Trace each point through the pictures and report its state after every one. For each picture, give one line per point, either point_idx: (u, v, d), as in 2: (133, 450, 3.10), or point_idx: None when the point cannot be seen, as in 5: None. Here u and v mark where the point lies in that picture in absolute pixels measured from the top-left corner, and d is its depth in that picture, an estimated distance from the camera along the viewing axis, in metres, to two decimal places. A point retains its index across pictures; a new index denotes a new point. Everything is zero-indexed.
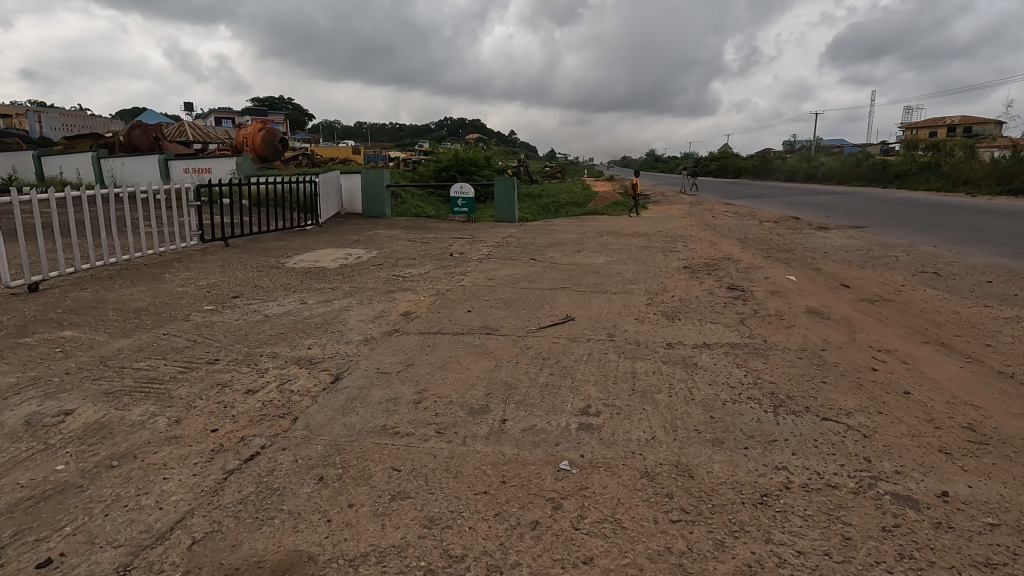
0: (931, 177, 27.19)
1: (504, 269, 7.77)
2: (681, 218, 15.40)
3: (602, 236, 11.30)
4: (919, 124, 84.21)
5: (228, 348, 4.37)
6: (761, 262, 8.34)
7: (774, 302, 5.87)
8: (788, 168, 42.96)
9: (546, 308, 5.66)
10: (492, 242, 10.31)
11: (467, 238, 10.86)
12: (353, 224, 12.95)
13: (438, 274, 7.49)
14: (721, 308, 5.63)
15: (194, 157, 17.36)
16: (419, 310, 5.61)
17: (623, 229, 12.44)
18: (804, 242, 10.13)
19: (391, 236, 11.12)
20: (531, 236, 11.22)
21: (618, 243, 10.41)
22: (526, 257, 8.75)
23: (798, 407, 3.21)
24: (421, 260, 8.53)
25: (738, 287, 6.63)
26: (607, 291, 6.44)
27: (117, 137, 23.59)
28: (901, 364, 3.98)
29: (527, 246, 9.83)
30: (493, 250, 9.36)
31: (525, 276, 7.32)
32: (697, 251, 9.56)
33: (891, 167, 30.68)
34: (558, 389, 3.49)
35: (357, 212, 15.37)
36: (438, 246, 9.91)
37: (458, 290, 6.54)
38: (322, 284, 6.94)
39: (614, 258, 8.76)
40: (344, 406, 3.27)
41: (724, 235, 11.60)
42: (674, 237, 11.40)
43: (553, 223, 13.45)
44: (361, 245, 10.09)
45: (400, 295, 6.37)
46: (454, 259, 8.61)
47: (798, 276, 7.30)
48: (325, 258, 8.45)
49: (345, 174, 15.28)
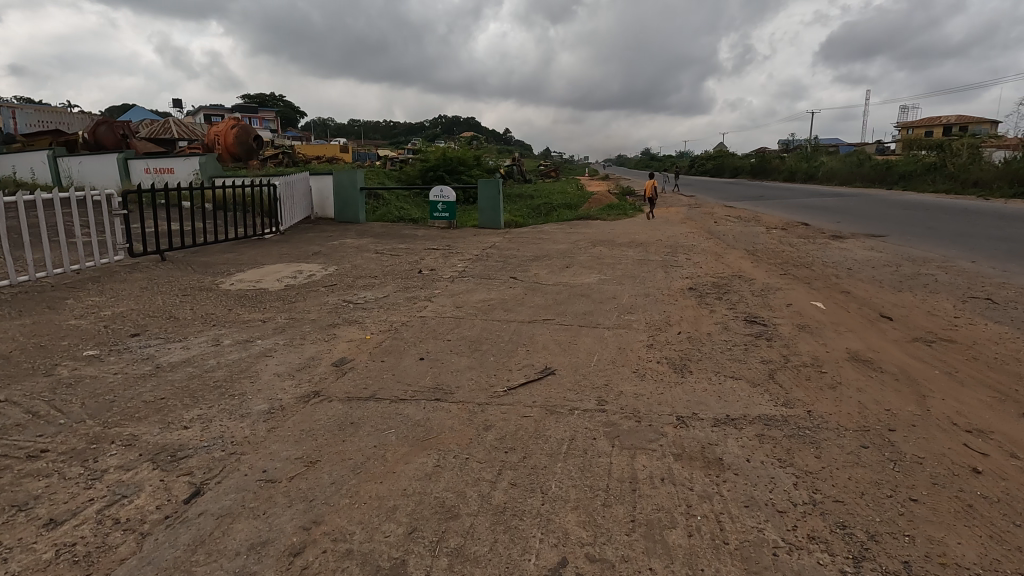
0: (937, 179, 26.16)
1: (478, 292, 6.59)
2: (680, 224, 14.27)
3: (595, 247, 10.15)
4: (916, 123, 83.45)
5: (71, 431, 3.16)
6: (778, 282, 7.20)
7: (806, 343, 4.71)
8: (787, 168, 41.90)
9: (520, 352, 4.48)
10: (470, 255, 9.14)
11: (443, 249, 9.67)
12: (322, 232, 11.75)
13: (398, 299, 6.32)
14: (742, 353, 4.45)
15: (154, 156, 16.02)
16: (359, 357, 4.41)
17: (617, 238, 11.26)
18: (821, 257, 9.02)
19: (359, 247, 9.94)
20: (514, 247, 10.05)
21: (613, 256, 9.26)
22: (506, 274, 7.58)
23: (891, 566, 2.05)
24: (385, 279, 7.36)
25: (757, 319, 5.46)
26: (597, 325, 5.28)
27: (83, 134, 22.25)
28: (1012, 459, 2.82)
29: (510, 260, 8.66)
30: (469, 265, 8.19)
31: (501, 302, 6.15)
32: (702, 267, 8.42)
33: (895, 168, 29.65)
34: (520, 521, 2.31)
35: (329, 216, 14.15)
36: (409, 259, 8.73)
37: (416, 323, 5.36)
38: (255, 313, 5.75)
39: (607, 276, 7.60)
40: (177, 565, 2.08)
41: (730, 245, 10.45)
42: (674, 247, 10.26)
43: (541, 230, 12.31)
44: (321, 258, 8.90)
45: (344, 330, 5.19)
46: (422, 278, 7.44)
47: (825, 302, 6.17)
48: (272, 276, 7.26)
49: (316, 176, 14.06)
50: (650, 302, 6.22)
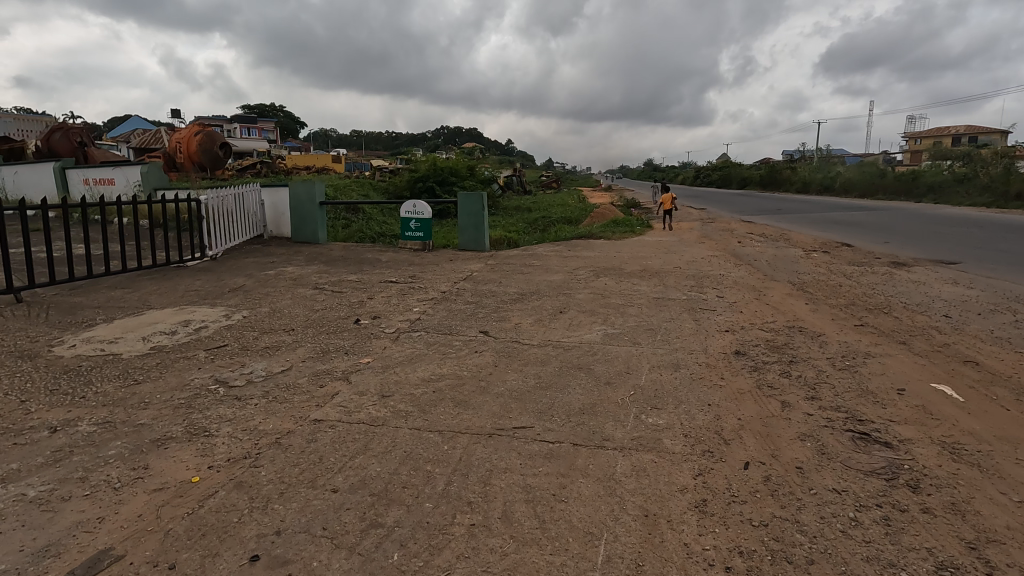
0: (970, 192, 24.00)
1: (424, 364, 4.43)
2: (698, 245, 12.17)
3: (599, 279, 7.99)
4: (925, 135, 81.62)
5: None
6: (858, 342, 5.05)
7: (994, 506, 2.54)
8: (799, 178, 39.79)
9: (457, 539, 2.32)
10: (436, 292, 7.02)
11: (404, 283, 7.57)
12: (264, 257, 9.62)
13: (300, 378, 4.15)
14: (888, 545, 2.27)
15: (91, 164, 13.96)
16: (135, 550, 2.24)
17: (625, 265, 9.14)
18: (895, 296, 6.88)
19: (299, 278, 7.83)
20: (493, 279, 7.93)
21: (621, 294, 7.10)
22: (473, 328, 5.44)
23: None
24: (301, 336, 5.21)
25: (872, 432, 3.28)
26: (602, 446, 3.11)
27: (36, 141, 20.32)
28: None
29: (485, 302, 6.51)
30: (427, 311, 6.06)
31: (454, 386, 3.98)
32: (743, 311, 6.29)
33: (922, 179, 27.42)
34: None
35: (286, 236, 12.03)
36: (351, 300, 6.61)
37: (300, 438, 3.20)
38: (56, 412, 3.59)
39: (617, 330, 5.44)
40: None
41: (768, 276, 8.28)
42: (698, 280, 8.11)
43: (533, 254, 10.22)
44: (239, 296, 6.77)
45: (170, 456, 3.02)
46: (355, 334, 5.30)
47: (953, 385, 4.01)
48: (141, 330, 5.14)
49: (269, 188, 11.97)
50: (684, 386, 4.05)
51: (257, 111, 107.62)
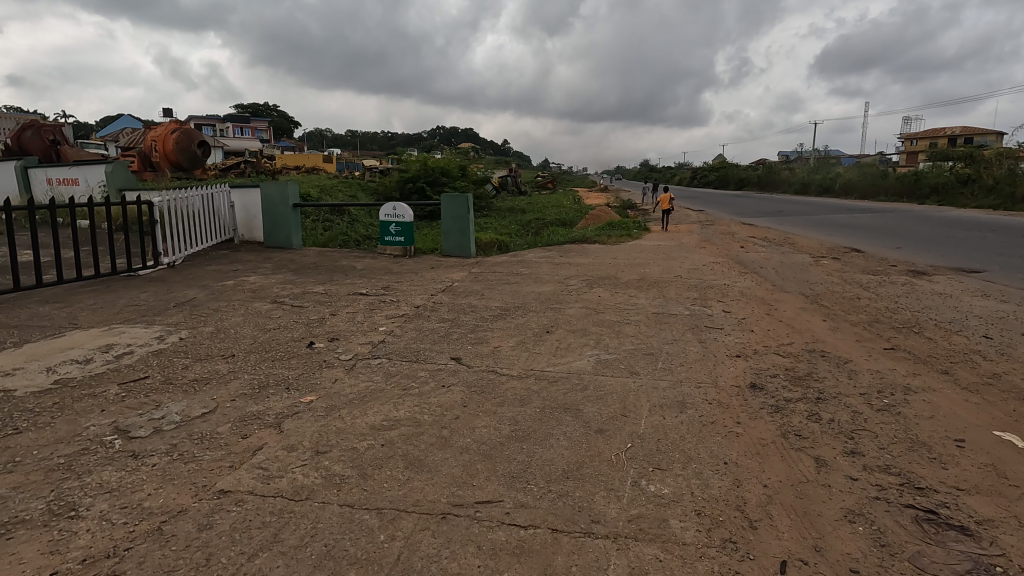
0: (975, 195, 23.37)
1: (378, 405, 3.66)
2: (699, 250, 11.44)
3: (592, 291, 7.23)
4: (921, 136, 81.21)
5: None
6: (894, 372, 4.31)
7: None
8: (798, 179, 39.13)
9: None
10: (409, 307, 6.25)
11: (375, 296, 6.80)
12: (228, 265, 8.83)
13: (221, 425, 3.37)
14: None
15: (53, 164, 13.11)
16: None
17: (621, 274, 8.40)
18: (923, 311, 6.16)
19: (259, 290, 7.04)
20: (475, 291, 7.16)
21: (616, 308, 6.36)
22: (444, 354, 4.67)
23: None
24: (240, 365, 4.43)
25: (939, 508, 2.53)
26: (588, 535, 2.36)
27: (7, 140, 19.44)
28: None
29: (462, 319, 5.74)
30: (394, 332, 5.29)
31: (409, 437, 3.22)
32: (754, 331, 5.56)
33: (925, 180, 26.80)
34: None
35: (258, 241, 11.22)
36: (311, 317, 5.83)
37: (190, 522, 2.42)
38: None
39: (611, 356, 4.68)
40: None
41: (777, 287, 7.57)
42: (701, 291, 7.37)
43: (521, 261, 9.46)
44: (185, 312, 5.98)
45: (5, 554, 2.24)
46: (305, 362, 4.53)
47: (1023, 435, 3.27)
48: (49, 359, 4.35)
49: (239, 189, 11.15)
50: (693, 436, 3.29)
51: (250, 110, 106.68)
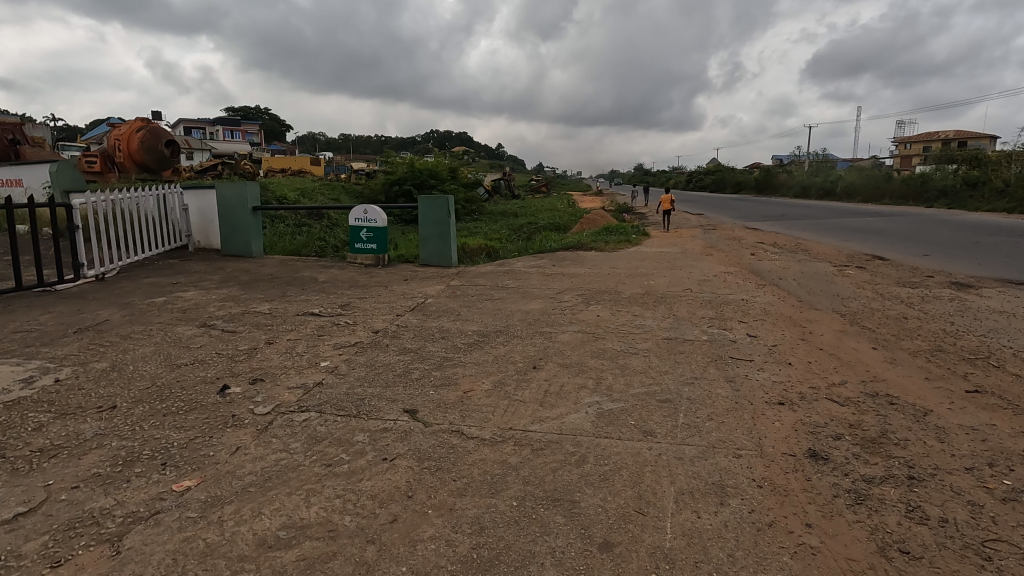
0: (985, 199, 22.45)
1: (282, 497, 2.52)
2: (706, 258, 10.38)
3: (589, 310, 6.12)
4: (917, 140, 80.79)
5: None
6: (1001, 432, 3.21)
7: None
8: (797, 182, 38.21)
9: None
10: (367, 331, 5.13)
11: (329, 317, 5.66)
12: (170, 277, 7.68)
13: (31, 541, 2.22)
14: None
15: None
16: None
17: (622, 287, 7.32)
18: (991, 335, 5.09)
19: (191, 309, 5.89)
20: (450, 309, 6.04)
21: (620, 333, 5.26)
22: (395, 404, 3.54)
23: None
24: (116, 422, 3.28)
25: None
26: None
27: None
28: None
29: (429, 350, 4.62)
30: (339, 369, 4.16)
31: (312, 564, 2.09)
32: (793, 364, 4.47)
33: (931, 183, 25.85)
34: None
35: (215, 248, 10.04)
36: (240, 347, 4.69)
37: None
38: None
39: (616, 405, 3.57)
40: None
41: (804, 303, 6.51)
42: (716, 308, 6.29)
43: (509, 272, 8.36)
44: (84, 339, 4.82)
45: None
46: (207, 416, 3.38)
47: None
48: None
49: (194, 191, 9.96)
50: (747, 555, 2.19)
51: (241, 113, 105.51)
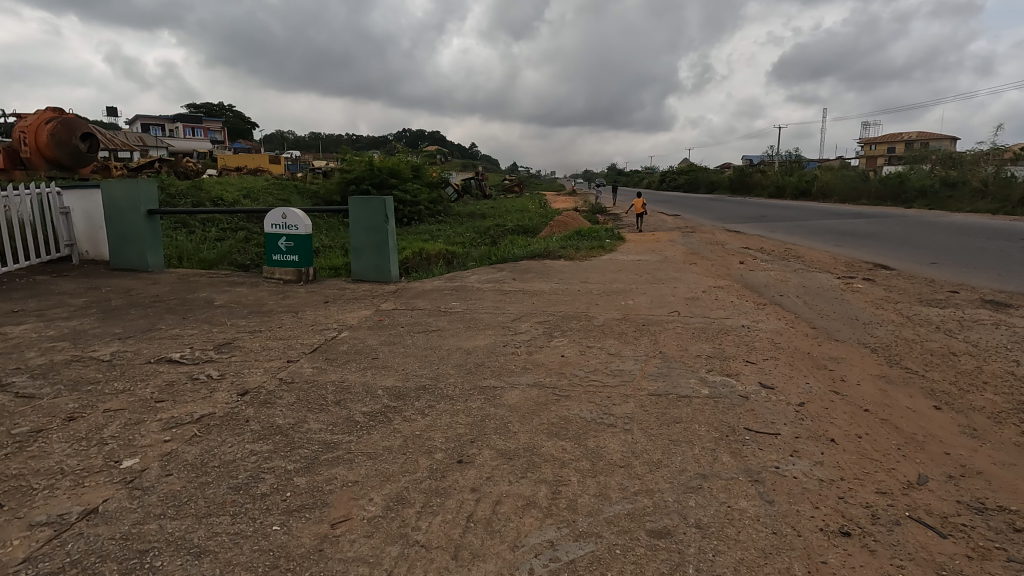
0: (965, 199, 21.87)
1: None
2: (690, 267, 9.09)
3: (550, 347, 4.68)
4: (881, 141, 82.24)
5: None
6: None
7: None
8: (771, 181, 37.64)
9: None
10: (232, 392, 3.58)
11: (190, 366, 4.08)
12: (18, 301, 5.98)
13: None
14: None
15: None
16: None
17: (594, 311, 5.93)
18: None
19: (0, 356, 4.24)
20: (364, 351, 4.51)
21: (591, 387, 3.82)
22: (197, 566, 2.03)
23: None
24: None
25: None
26: None
27: None
28: None
29: (306, 428, 3.10)
30: (145, 475, 2.61)
31: None
32: (837, 440, 3.12)
33: (908, 182, 25.25)
34: None
35: (105, 260, 8.28)
36: (19, 428, 3.09)
37: None
38: None
39: (580, 552, 2.13)
40: None
41: (818, 333, 5.21)
42: (713, 342, 4.91)
43: (458, 290, 6.89)
44: None
45: None
46: None
47: None
48: None
49: (76, 190, 8.14)
50: None
51: (202, 109, 101.40)
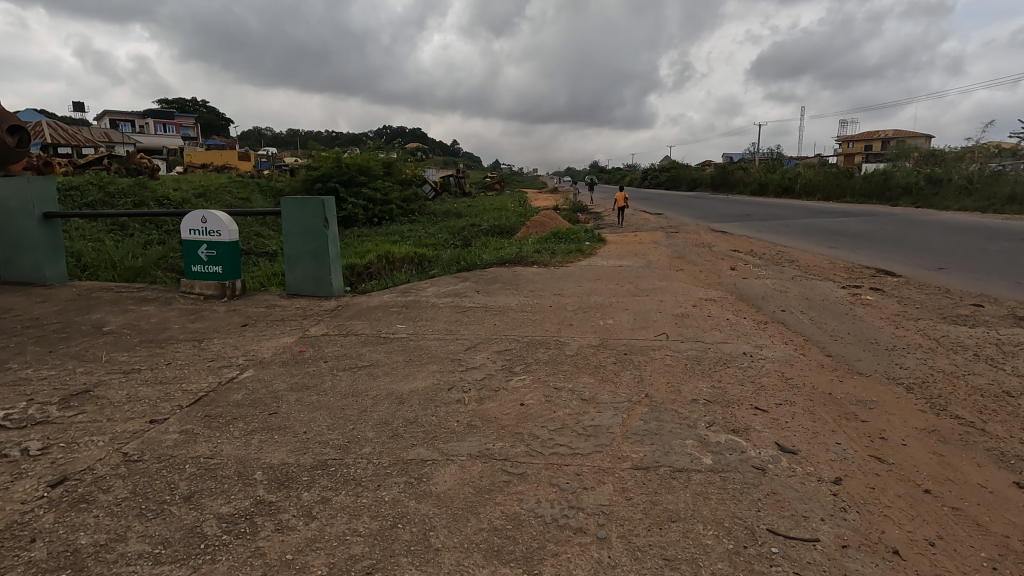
0: (951, 196, 21.42)
1: None
2: (676, 274, 8.18)
3: (508, 391, 3.68)
4: (857, 139, 83.02)
5: None
6: None
7: None
8: (754, 179, 37.16)
9: None
10: (41, 482, 2.50)
11: (7, 433, 2.98)
12: None
13: None
14: None
15: None
16: None
17: (566, 335, 4.95)
18: None
19: None
20: (262, 401, 3.45)
21: (554, 460, 2.82)
22: None
23: None
24: None
25: None
26: None
27: None
28: None
29: (118, 556, 2.04)
30: None
31: None
32: (905, 553, 2.17)
33: (893, 179, 24.81)
34: None
35: None
36: None
37: None
38: None
39: None
40: None
41: (836, 364, 4.29)
42: (710, 381, 3.96)
43: (407, 308, 5.86)
44: None
45: None
46: None
47: None
48: None
49: None
50: None
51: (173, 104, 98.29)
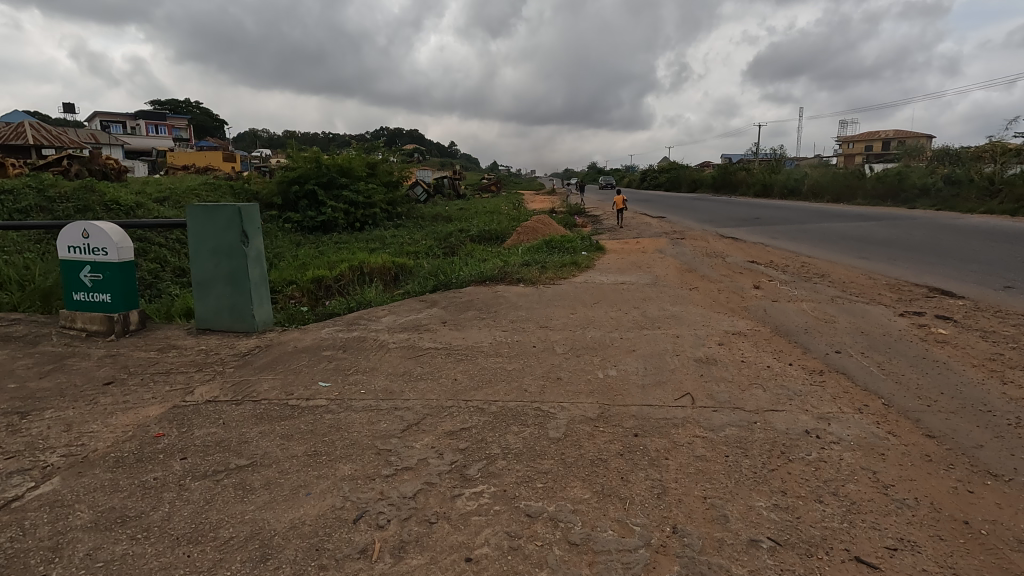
0: (973, 198, 20.06)
1: None
2: (690, 294, 6.77)
3: (450, 529, 2.25)
4: (857, 140, 82.06)
5: None
6: None
7: None
8: (757, 179, 35.84)
9: None
10: None
11: None
12: None
13: None
14: None
15: None
16: None
17: (551, 400, 3.52)
18: None
19: None
20: (23, 563, 2.03)
21: None
22: None
23: None
24: None
25: None
26: None
27: None
28: None
29: None
30: None
31: None
32: None
33: (908, 180, 23.45)
34: None
35: None
36: None
37: None
38: None
39: None
40: None
41: (949, 457, 2.87)
42: (769, 496, 2.54)
43: (345, 351, 4.43)
44: None
45: None
46: None
47: None
48: None
49: None
50: None
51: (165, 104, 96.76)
